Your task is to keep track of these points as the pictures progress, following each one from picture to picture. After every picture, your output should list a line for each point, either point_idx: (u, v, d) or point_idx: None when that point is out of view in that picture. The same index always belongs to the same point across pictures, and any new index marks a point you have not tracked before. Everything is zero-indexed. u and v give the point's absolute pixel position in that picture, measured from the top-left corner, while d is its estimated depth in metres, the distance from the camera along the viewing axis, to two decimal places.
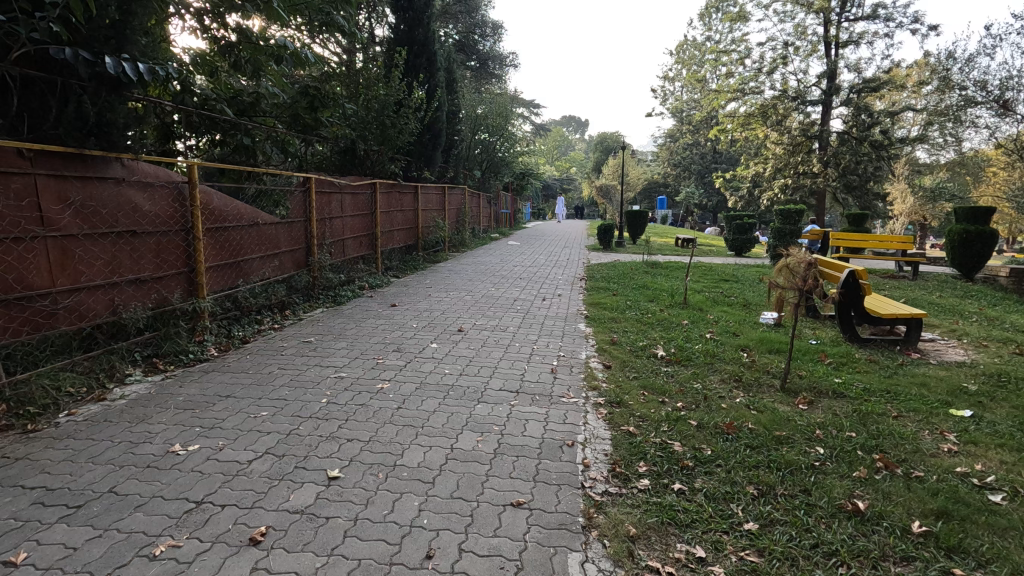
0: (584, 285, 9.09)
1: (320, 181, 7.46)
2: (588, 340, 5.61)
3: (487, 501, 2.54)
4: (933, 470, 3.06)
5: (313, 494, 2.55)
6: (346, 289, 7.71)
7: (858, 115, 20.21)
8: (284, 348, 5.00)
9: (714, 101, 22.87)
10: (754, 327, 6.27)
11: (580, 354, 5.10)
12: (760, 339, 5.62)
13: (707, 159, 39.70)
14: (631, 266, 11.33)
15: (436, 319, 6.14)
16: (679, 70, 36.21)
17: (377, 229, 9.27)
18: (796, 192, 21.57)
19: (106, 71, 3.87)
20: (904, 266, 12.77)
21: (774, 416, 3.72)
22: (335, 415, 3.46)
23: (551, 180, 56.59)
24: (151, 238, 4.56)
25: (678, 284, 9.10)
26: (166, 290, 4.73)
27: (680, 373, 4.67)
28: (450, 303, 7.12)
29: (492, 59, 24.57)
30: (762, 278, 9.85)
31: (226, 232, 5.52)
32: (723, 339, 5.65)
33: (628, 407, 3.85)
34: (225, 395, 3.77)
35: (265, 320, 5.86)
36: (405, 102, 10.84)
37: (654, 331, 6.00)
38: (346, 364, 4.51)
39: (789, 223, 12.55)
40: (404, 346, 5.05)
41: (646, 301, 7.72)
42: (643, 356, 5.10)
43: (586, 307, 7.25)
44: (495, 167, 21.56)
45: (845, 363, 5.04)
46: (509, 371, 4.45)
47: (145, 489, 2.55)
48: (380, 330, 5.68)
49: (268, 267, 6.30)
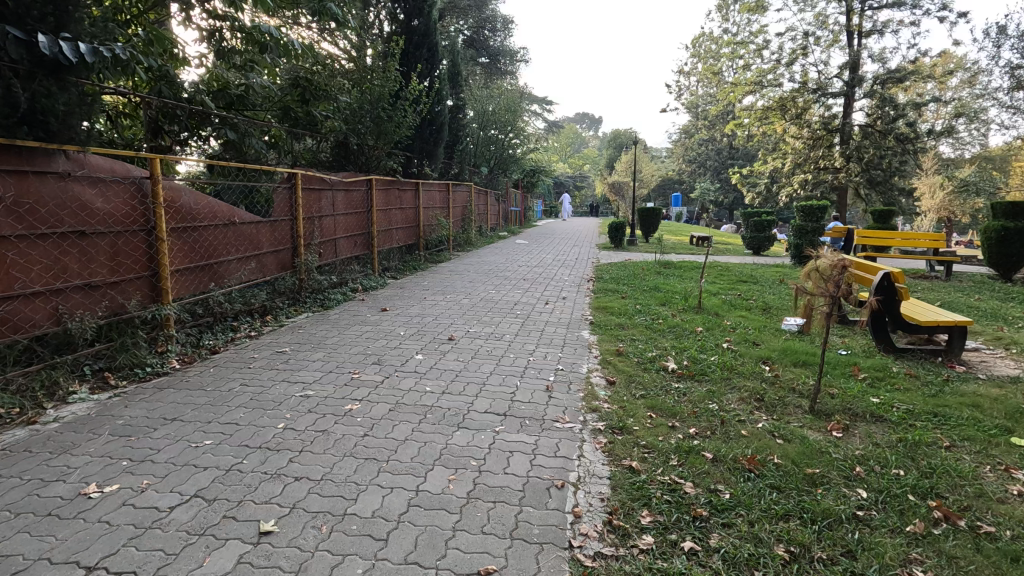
0: (591, 287, 8.56)
1: (309, 177, 7.00)
2: (591, 350, 5.06)
3: (448, 570, 2.04)
4: (1006, 523, 2.49)
5: (234, 557, 2.07)
6: (337, 292, 7.26)
7: (882, 107, 19.38)
8: (253, 360, 4.54)
9: (730, 95, 22.14)
10: (776, 335, 5.70)
11: (580, 367, 4.56)
12: (782, 349, 5.06)
13: (723, 155, 38.82)
14: (642, 266, 10.75)
15: (426, 326, 5.66)
16: (695, 64, 35.35)
17: (373, 228, 8.82)
18: (816, 187, 20.80)
19: (40, 50, 3.45)
20: (935, 265, 11.99)
21: (804, 448, 3.16)
22: (290, 445, 2.99)
23: (563, 177, 55.88)
24: (104, 240, 4.12)
25: (692, 286, 8.50)
26: (123, 296, 4.27)
27: (693, 391, 4.12)
28: (444, 308, 6.61)
29: (504, 55, 24.07)
30: (783, 280, 9.22)
31: (199, 232, 5.11)
32: (741, 350, 5.08)
33: (631, 435, 3.32)
34: (170, 419, 3.31)
35: (241, 327, 5.43)
36: (403, 94, 10.35)
37: (664, 340, 5.45)
38: (317, 380, 4.03)
39: (812, 219, 11.77)
40: (386, 358, 4.57)
41: (657, 305, 7.16)
42: (651, 370, 4.56)
43: (591, 312, 6.71)
44: (504, 164, 21.07)
45: (882, 380, 4.45)
46: (498, 388, 3.94)
47: (31, 548, 2.09)
48: (364, 339, 5.20)
49: (248, 269, 5.86)
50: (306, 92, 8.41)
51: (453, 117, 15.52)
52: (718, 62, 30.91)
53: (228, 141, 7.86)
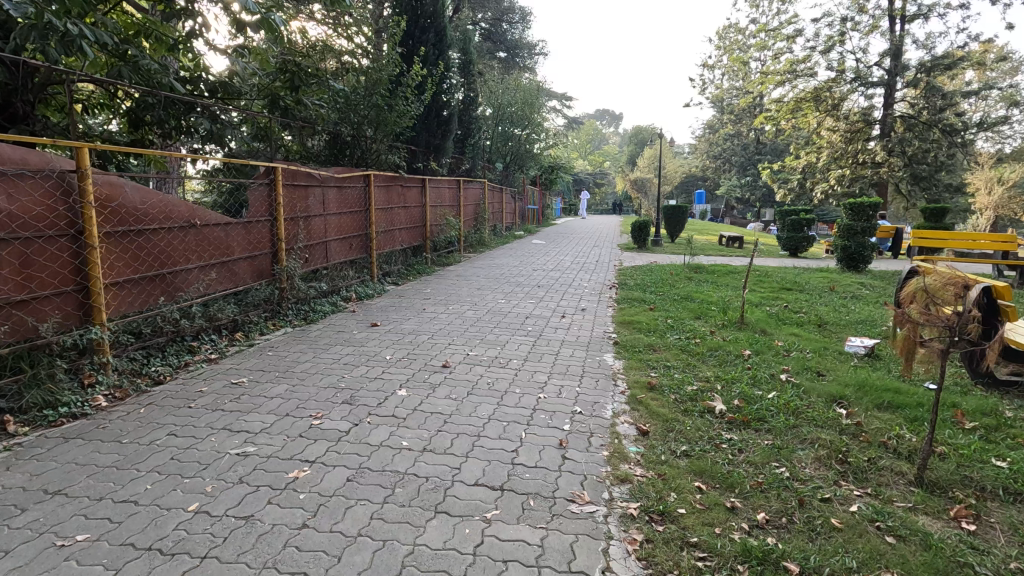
0: (615, 295, 7.59)
1: (293, 173, 6.15)
2: (616, 383, 4.09)
3: None
4: None
5: None
6: (325, 303, 6.42)
7: (929, 96, 17.94)
8: (201, 395, 3.69)
9: (759, 86, 20.90)
10: (841, 364, 4.67)
11: (605, 408, 3.61)
12: (856, 386, 4.04)
13: (751, 150, 37.25)
14: (670, 270, 9.71)
15: (420, 349, 4.76)
16: (721, 56, 34.01)
17: (371, 228, 7.97)
18: (854, 184, 19.39)
19: None
20: (1001, 271, 10.72)
21: (930, 557, 2.18)
22: (192, 546, 2.11)
23: (584, 174, 54.55)
24: (7, 246, 3.31)
25: (730, 295, 7.48)
26: (36, 317, 3.47)
27: (750, 448, 3.16)
28: (444, 323, 5.70)
29: (521, 48, 23.05)
30: (834, 287, 8.13)
31: (146, 236, 4.29)
32: (805, 384, 4.07)
33: (678, 526, 2.37)
34: (50, 493, 2.47)
35: (201, 349, 4.62)
36: (406, 82, 9.46)
37: (705, 368, 4.48)
38: (266, 429, 3.14)
39: (863, 219, 10.30)
40: (360, 396, 3.66)
41: (690, 319, 6.19)
42: (693, 414, 3.60)
43: (615, 329, 5.76)
44: (521, 160, 20.15)
45: (999, 430, 3.42)
46: (496, 445, 3.00)
47: None
48: (340, 365, 4.32)
49: (212, 279, 5.02)
50: (295, 78, 7.56)
51: (465, 111, 14.66)
52: (746, 53, 29.57)
53: (208, 134, 7.19)
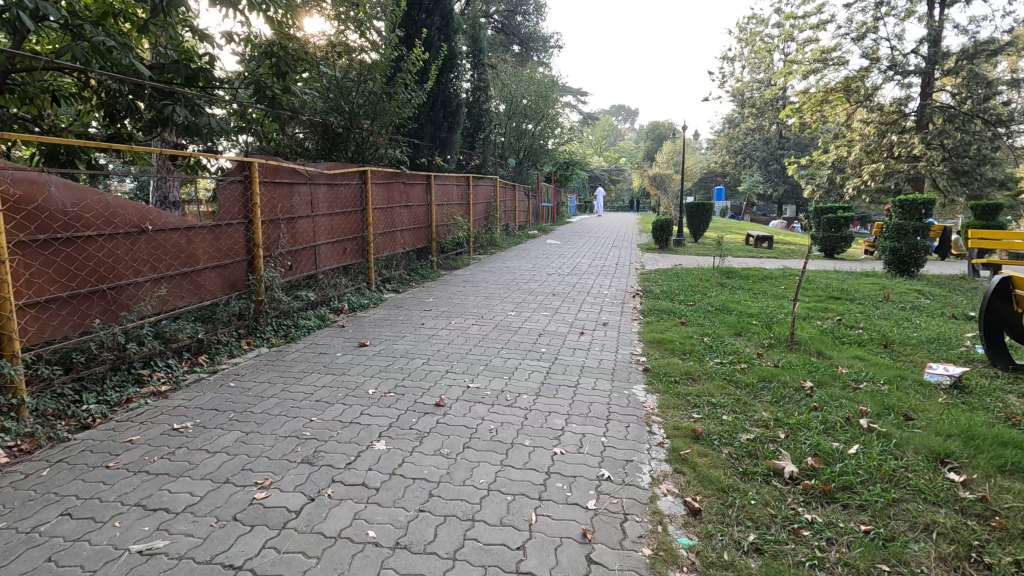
0: (638, 306, 6.71)
1: (274, 168, 5.39)
2: (651, 431, 3.25)
3: None
4: None
5: None
6: (309, 317, 5.67)
7: (972, 85, 16.71)
8: (128, 448, 2.92)
9: (786, 77, 19.82)
10: (928, 402, 3.76)
11: (641, 472, 2.77)
12: (962, 438, 3.14)
13: (773, 145, 35.76)
14: (699, 275, 8.76)
15: (410, 380, 3.95)
16: (742, 48, 32.76)
17: (367, 229, 7.21)
18: (889, 178, 17.98)
19: None
20: None
21: None
22: None
23: (600, 172, 53.37)
24: None
25: (772, 306, 6.55)
26: None
27: (842, 540, 2.30)
28: (444, 343, 4.90)
29: (535, 40, 22.21)
30: (888, 296, 7.17)
31: (78, 245, 3.54)
32: (895, 434, 3.19)
33: None
34: None
35: (152, 379, 3.87)
36: (406, 68, 8.66)
37: (760, 408, 3.59)
38: (190, 509, 2.35)
39: (915, 218, 9.25)
40: (325, 452, 2.86)
41: (730, 337, 5.32)
42: (757, 480, 2.75)
43: (643, 350, 4.90)
44: (534, 155, 19.25)
45: None
46: (496, 540, 2.17)
47: None
48: (311, 404, 3.53)
49: (168, 292, 4.26)
50: (282, 62, 6.81)
51: (474, 106, 13.86)
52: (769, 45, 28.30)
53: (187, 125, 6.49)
